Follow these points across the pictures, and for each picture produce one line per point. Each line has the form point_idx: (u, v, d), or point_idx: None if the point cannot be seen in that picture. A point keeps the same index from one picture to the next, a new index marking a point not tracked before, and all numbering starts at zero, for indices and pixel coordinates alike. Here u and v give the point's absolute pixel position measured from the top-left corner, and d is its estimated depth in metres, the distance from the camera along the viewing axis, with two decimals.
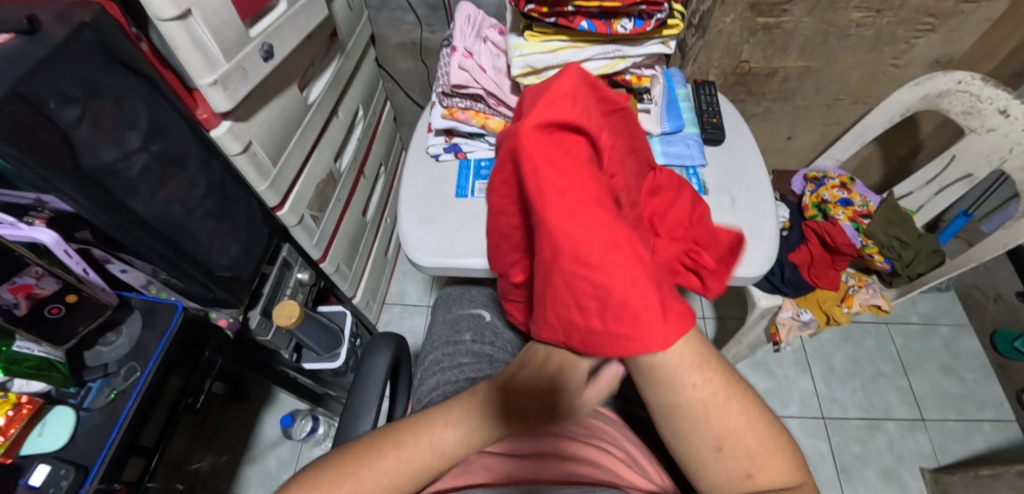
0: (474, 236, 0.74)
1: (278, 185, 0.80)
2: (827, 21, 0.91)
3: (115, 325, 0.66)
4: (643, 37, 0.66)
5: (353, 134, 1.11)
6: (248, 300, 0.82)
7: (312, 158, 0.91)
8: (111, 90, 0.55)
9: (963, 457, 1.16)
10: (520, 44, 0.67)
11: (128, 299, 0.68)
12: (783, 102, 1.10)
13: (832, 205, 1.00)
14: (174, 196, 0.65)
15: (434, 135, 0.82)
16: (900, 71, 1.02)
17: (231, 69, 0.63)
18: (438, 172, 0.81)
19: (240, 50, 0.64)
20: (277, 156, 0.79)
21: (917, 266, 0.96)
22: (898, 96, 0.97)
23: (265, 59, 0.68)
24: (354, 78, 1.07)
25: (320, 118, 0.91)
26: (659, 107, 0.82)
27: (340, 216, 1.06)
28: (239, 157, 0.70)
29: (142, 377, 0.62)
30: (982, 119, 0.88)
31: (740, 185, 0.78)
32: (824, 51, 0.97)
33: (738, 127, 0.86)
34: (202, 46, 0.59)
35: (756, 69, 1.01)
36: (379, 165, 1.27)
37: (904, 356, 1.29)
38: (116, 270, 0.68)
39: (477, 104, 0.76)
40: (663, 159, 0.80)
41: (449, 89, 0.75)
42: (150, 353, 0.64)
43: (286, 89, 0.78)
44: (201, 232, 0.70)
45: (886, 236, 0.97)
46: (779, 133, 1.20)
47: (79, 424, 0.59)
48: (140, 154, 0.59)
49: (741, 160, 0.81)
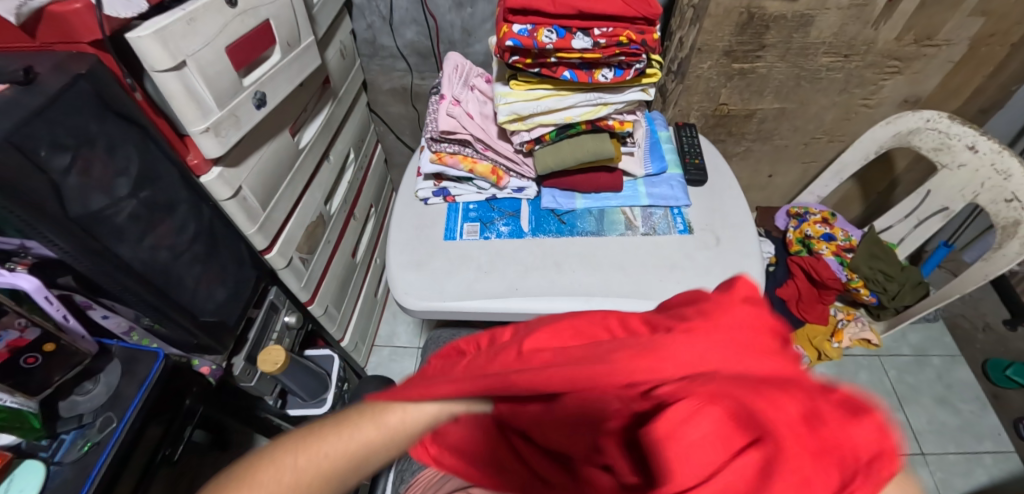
0: (492, 282, 0.73)
1: (267, 229, 0.80)
2: (799, 66, 0.95)
3: (92, 374, 0.64)
4: (625, 85, 0.69)
5: (344, 177, 1.13)
6: (232, 346, 0.80)
7: (302, 201, 0.92)
8: (104, 137, 0.56)
9: (967, 492, 1.13)
10: (506, 92, 0.70)
11: (108, 346, 0.67)
12: (762, 142, 1.14)
13: (816, 240, 1.01)
14: (161, 241, 0.65)
15: (423, 179, 0.84)
16: (871, 111, 1.06)
17: (224, 117, 0.64)
18: (427, 215, 0.82)
19: (233, 99, 0.66)
20: (266, 200, 0.79)
21: (902, 298, 0.98)
22: (872, 134, 1.00)
23: (258, 107, 0.70)
24: (346, 122, 1.09)
25: (311, 162, 0.92)
26: (642, 150, 0.85)
27: (329, 259, 1.06)
28: (228, 202, 0.71)
29: (119, 428, 0.60)
30: (953, 155, 0.91)
31: (724, 225, 0.80)
32: (798, 94, 1.01)
33: (720, 167, 0.89)
34: (196, 95, 0.60)
35: (735, 111, 1.05)
36: (369, 207, 1.27)
37: (898, 389, 1.29)
38: (98, 316, 0.67)
39: (464, 149, 0.77)
40: (648, 200, 0.82)
41: (437, 135, 0.76)
42: (127, 404, 0.62)
43: (278, 135, 0.80)
44: (187, 277, 0.70)
45: (871, 270, 0.98)
46: (760, 171, 1.23)
47: (49, 479, 0.56)
48: (129, 200, 0.60)
49: (724, 199, 0.84)
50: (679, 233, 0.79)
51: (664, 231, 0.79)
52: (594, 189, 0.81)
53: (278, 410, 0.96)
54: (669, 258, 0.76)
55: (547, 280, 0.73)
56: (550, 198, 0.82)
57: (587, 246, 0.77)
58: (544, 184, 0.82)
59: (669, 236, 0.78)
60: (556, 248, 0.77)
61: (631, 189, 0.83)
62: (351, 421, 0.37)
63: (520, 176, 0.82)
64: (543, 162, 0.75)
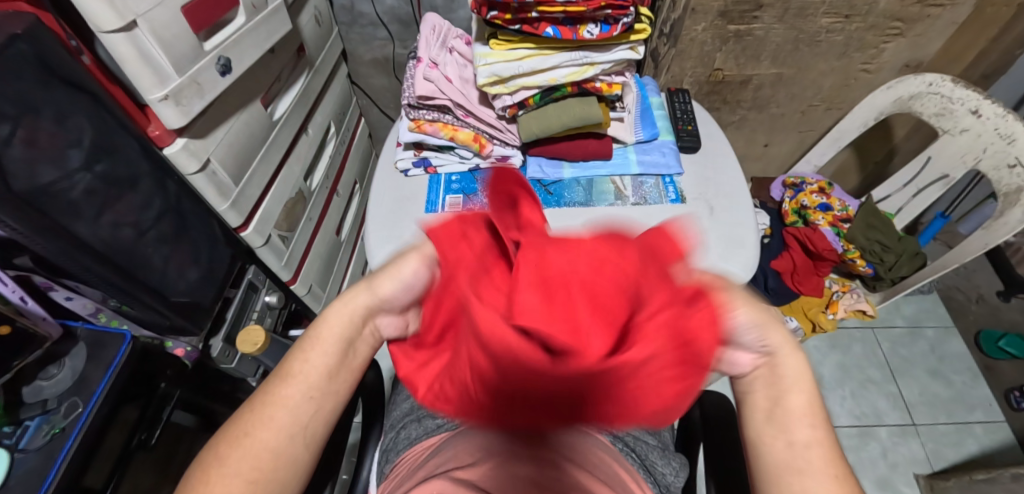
0: None
1: (241, 205, 0.77)
2: (797, 28, 0.91)
3: (57, 358, 0.61)
4: (611, 43, 0.65)
5: (325, 152, 1.08)
6: (209, 326, 0.77)
7: (279, 177, 0.88)
8: (50, 105, 0.51)
9: (956, 462, 1.14)
10: (486, 53, 0.67)
11: (72, 328, 0.64)
12: (758, 110, 1.10)
13: (812, 210, 0.98)
14: (123, 218, 0.62)
15: (403, 149, 0.80)
16: (871, 76, 1.02)
17: (184, 84, 0.60)
18: (407, 188, 0.79)
19: (194, 64, 0.61)
20: (239, 175, 0.75)
21: (899, 269, 0.95)
22: (872, 100, 0.96)
23: (223, 74, 0.65)
24: (325, 93, 1.05)
25: (286, 135, 0.88)
26: (633, 116, 0.81)
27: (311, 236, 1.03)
28: (196, 176, 0.67)
29: (85, 413, 0.58)
30: (955, 120, 0.88)
31: (717, 193, 0.77)
32: (796, 58, 0.97)
33: (715, 136, 0.85)
34: (150, 59, 0.56)
35: (730, 77, 1.01)
36: (353, 183, 1.23)
37: (892, 361, 1.28)
38: (61, 298, 0.63)
39: (445, 116, 0.74)
40: (638, 168, 0.79)
41: (415, 101, 0.72)
42: (94, 388, 0.60)
43: (249, 105, 0.76)
44: (153, 256, 0.66)
45: (868, 240, 0.96)
46: (756, 141, 1.19)
47: (14, 467, 0.54)
48: (82, 173, 0.56)
49: (719, 167, 0.80)
50: (671, 203, 0.76)
51: (655, 201, 0.76)
52: (582, 157, 0.78)
53: None
54: None
55: None
56: (537, 167, 0.79)
57: (575, 217, 0.74)
58: (529, 152, 0.80)
59: (661, 206, 0.75)
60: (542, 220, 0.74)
61: (621, 157, 0.80)
62: (308, 357, 0.39)
63: (504, 144, 0.78)
64: (527, 129, 0.72)
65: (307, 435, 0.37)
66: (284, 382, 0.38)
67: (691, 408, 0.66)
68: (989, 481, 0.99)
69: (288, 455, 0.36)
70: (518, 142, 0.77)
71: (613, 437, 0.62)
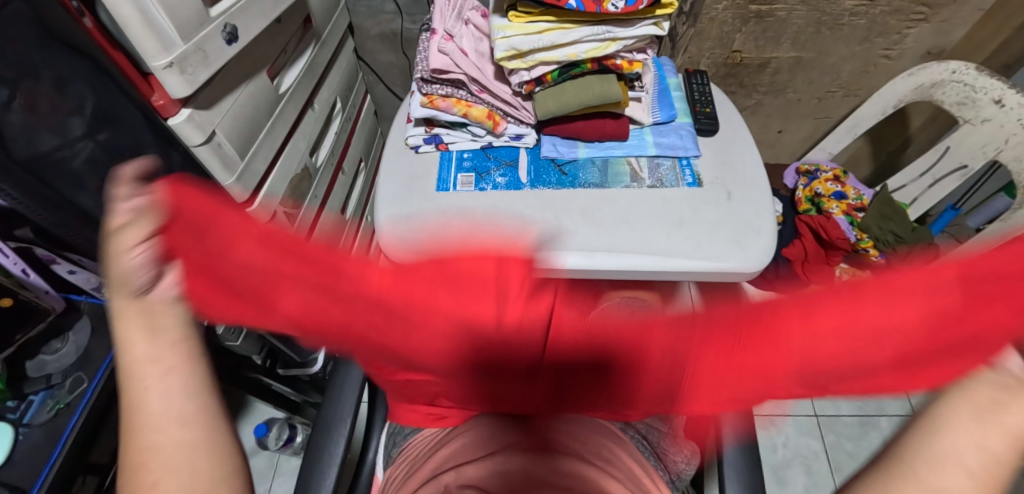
0: None
1: (246, 180, 0.75)
2: (820, 10, 0.88)
3: (60, 332, 0.60)
4: (635, 18, 0.63)
5: (331, 128, 1.06)
6: None
7: (284, 152, 0.86)
8: (51, 70, 0.48)
9: None
10: (504, 26, 0.64)
11: (77, 301, 0.63)
12: (774, 95, 1.07)
13: (826, 198, 0.97)
14: None
15: (413, 125, 0.78)
16: (892, 62, 1.00)
17: (190, 51, 0.58)
18: (418, 164, 0.77)
19: (200, 31, 0.59)
20: (244, 149, 0.74)
21: (911, 260, 0.94)
22: (891, 87, 0.94)
23: (229, 42, 0.63)
24: (331, 68, 1.02)
25: (293, 110, 0.86)
26: (650, 97, 0.79)
27: (317, 214, 1.01)
28: (200, 148, 0.65)
29: (89, 389, 0.57)
30: (977, 110, 0.86)
31: (735, 179, 0.75)
32: (817, 41, 0.95)
33: (732, 119, 0.83)
34: (154, 24, 0.53)
35: (748, 60, 0.98)
36: (358, 161, 1.21)
37: None
38: (64, 271, 0.60)
39: (458, 91, 0.72)
40: (655, 150, 0.77)
41: (428, 75, 0.70)
42: (99, 364, 0.58)
43: (255, 76, 0.73)
44: None
45: (880, 231, 0.94)
46: (770, 127, 1.17)
47: (18, 442, 0.53)
48: (85, 142, 0.54)
49: (736, 151, 0.79)
50: (688, 186, 0.74)
51: (672, 184, 0.74)
52: (598, 137, 0.76)
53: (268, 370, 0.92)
54: (677, 212, 0.71)
55: (550, 232, 0.69)
56: (551, 147, 0.77)
57: (590, 199, 0.72)
58: (544, 131, 0.77)
59: (678, 189, 0.74)
60: (555, 202, 0.72)
61: (637, 138, 0.78)
62: (142, 360, 0.34)
63: (519, 122, 0.76)
64: (544, 107, 0.70)
65: (194, 391, 0.35)
66: (144, 393, 0.33)
67: None
68: None
69: (190, 423, 0.34)
70: (532, 120, 0.75)
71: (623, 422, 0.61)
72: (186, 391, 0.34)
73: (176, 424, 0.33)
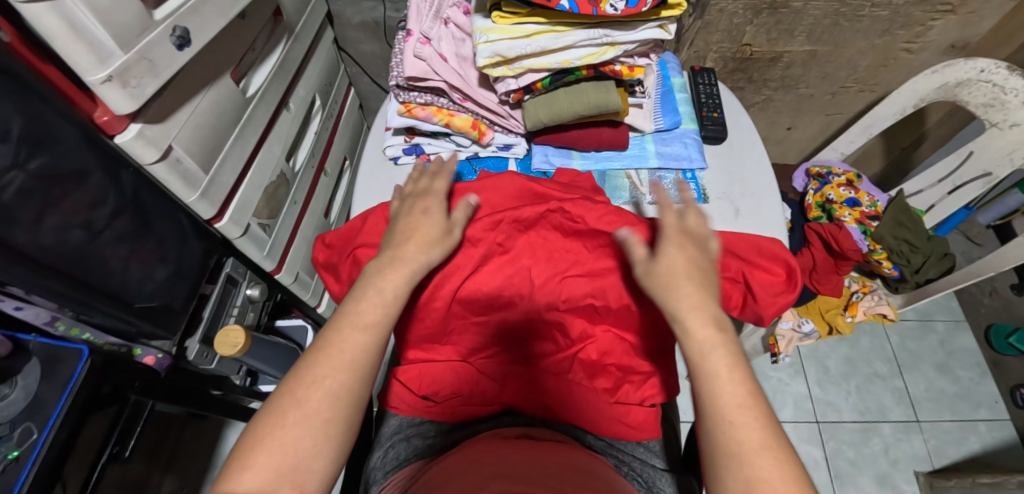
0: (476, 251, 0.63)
1: (212, 195, 0.68)
2: (840, 0, 0.80)
3: (8, 377, 0.56)
4: (638, 19, 0.55)
5: (310, 128, 0.99)
6: (183, 328, 0.71)
7: (257, 159, 0.79)
8: None
9: (958, 460, 1.13)
10: (487, 28, 0.57)
11: (26, 342, 0.58)
12: (785, 91, 1.00)
13: (838, 205, 0.91)
14: (71, 218, 0.53)
15: (392, 134, 0.71)
16: (913, 56, 0.92)
17: (132, 61, 0.50)
18: (397, 177, 0.71)
19: (144, 37, 0.51)
20: (208, 162, 0.67)
21: (927, 272, 0.90)
22: (912, 86, 0.86)
23: (180, 47, 0.56)
24: (308, 62, 0.94)
25: (264, 113, 0.79)
26: (652, 102, 0.73)
27: (298, 220, 0.95)
28: (155, 166, 0.58)
29: (40, 440, 0.52)
30: (1006, 112, 0.79)
31: (743, 192, 0.69)
32: (834, 34, 0.87)
33: (742, 124, 0.76)
34: (84, 32, 0.46)
35: (759, 54, 0.91)
36: (343, 159, 1.14)
37: (899, 355, 1.25)
38: (9, 307, 0.54)
39: (439, 99, 0.65)
40: (657, 161, 0.71)
41: (404, 82, 0.63)
42: (51, 410, 0.54)
43: (216, 80, 0.66)
44: (111, 258, 0.58)
45: (896, 241, 0.89)
46: (778, 124, 1.10)
47: None
48: (14, 172, 0.46)
49: (746, 162, 0.72)
50: (692, 202, 0.68)
51: (675, 200, 0.68)
52: (594, 147, 0.70)
53: (247, 388, 0.88)
54: None
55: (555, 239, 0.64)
56: (542, 158, 0.71)
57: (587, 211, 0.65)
58: (535, 140, 0.71)
59: (681, 206, 0.68)
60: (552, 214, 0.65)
61: (638, 148, 0.72)
62: (359, 321, 0.45)
63: (507, 131, 0.70)
64: (533, 116, 0.63)
65: (363, 366, 0.44)
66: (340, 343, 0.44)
67: (697, 423, 0.62)
68: (994, 485, 0.97)
69: (347, 391, 0.43)
70: (523, 130, 0.69)
71: (618, 461, 0.57)
72: (349, 388, 0.43)
73: (325, 416, 0.41)
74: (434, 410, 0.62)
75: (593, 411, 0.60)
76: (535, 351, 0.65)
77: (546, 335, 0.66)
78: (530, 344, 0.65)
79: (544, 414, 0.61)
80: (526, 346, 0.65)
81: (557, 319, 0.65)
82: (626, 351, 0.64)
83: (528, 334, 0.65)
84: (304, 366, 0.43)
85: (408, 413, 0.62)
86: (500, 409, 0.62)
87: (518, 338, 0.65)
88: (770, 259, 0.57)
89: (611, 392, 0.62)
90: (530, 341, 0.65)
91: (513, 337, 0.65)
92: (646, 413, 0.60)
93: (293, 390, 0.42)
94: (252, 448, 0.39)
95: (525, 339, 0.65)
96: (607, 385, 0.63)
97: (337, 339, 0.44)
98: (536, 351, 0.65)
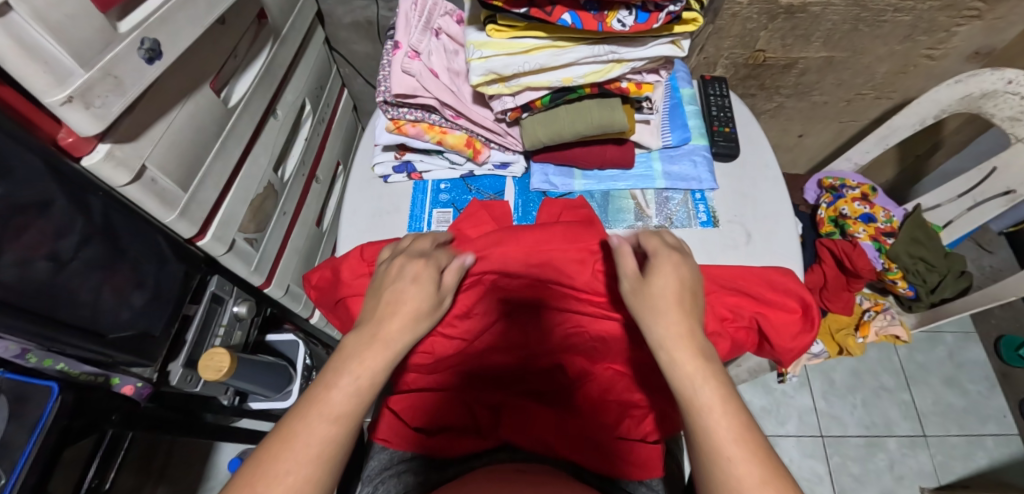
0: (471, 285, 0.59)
1: (193, 213, 0.64)
2: (861, 5, 0.75)
3: None
4: (648, 35, 0.51)
5: (300, 134, 0.94)
6: (164, 353, 0.68)
7: (242, 171, 0.75)
8: None
9: (964, 476, 1.11)
10: (481, 42, 0.52)
11: None
12: (798, 97, 0.96)
13: (852, 220, 0.87)
14: (34, 250, 0.50)
15: (381, 150, 0.67)
16: (933, 63, 0.88)
17: (95, 78, 0.46)
18: (387, 196, 0.67)
19: (107, 52, 0.47)
20: (187, 179, 0.62)
21: (942, 291, 0.87)
22: (934, 94, 0.81)
23: (150, 61, 0.51)
24: (297, 65, 0.89)
25: (248, 124, 0.74)
26: (660, 117, 0.68)
27: (287, 232, 0.91)
28: (128, 189, 0.54)
29: (8, 486, 0.51)
30: None
31: (755, 215, 0.65)
32: (852, 40, 0.82)
33: (755, 139, 0.72)
34: (38, 52, 0.42)
35: (772, 60, 0.86)
36: (335, 164, 1.10)
37: (907, 367, 1.22)
38: None
39: (429, 116, 0.61)
40: (664, 181, 0.67)
41: (392, 99, 0.59)
42: (17, 457, 0.52)
43: (193, 91, 0.62)
44: (81, 289, 0.56)
45: (911, 259, 0.86)
46: (789, 131, 1.06)
47: None
48: None
49: (758, 182, 0.68)
50: (701, 226, 0.64)
51: (682, 223, 0.64)
52: (598, 166, 0.66)
53: (236, 408, 0.85)
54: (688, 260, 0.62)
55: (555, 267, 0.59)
56: (542, 177, 0.67)
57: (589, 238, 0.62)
58: (534, 159, 0.67)
59: (688, 230, 0.64)
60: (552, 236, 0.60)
61: (644, 166, 0.68)
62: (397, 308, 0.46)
63: (504, 148, 0.66)
64: (532, 135, 0.59)
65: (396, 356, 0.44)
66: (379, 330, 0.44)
67: None
68: None
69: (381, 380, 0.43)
70: (521, 147, 0.65)
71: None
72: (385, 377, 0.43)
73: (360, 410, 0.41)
74: (423, 444, 0.56)
75: (595, 448, 0.54)
76: (536, 384, 0.63)
77: (548, 366, 0.63)
78: (531, 377, 0.64)
79: (544, 450, 0.54)
80: (528, 377, 0.64)
81: (556, 358, 0.63)
82: (629, 387, 0.60)
83: (530, 365, 0.64)
84: (346, 350, 0.43)
85: (398, 447, 0.57)
86: (496, 445, 0.56)
87: (519, 368, 0.64)
88: (783, 294, 0.54)
89: (614, 428, 0.57)
90: (531, 371, 0.64)
91: (515, 366, 0.64)
92: (651, 450, 0.54)
93: (327, 377, 0.41)
94: (288, 435, 0.38)
95: (527, 370, 0.64)
96: (608, 421, 0.58)
97: (387, 319, 0.45)
98: (539, 383, 0.63)
